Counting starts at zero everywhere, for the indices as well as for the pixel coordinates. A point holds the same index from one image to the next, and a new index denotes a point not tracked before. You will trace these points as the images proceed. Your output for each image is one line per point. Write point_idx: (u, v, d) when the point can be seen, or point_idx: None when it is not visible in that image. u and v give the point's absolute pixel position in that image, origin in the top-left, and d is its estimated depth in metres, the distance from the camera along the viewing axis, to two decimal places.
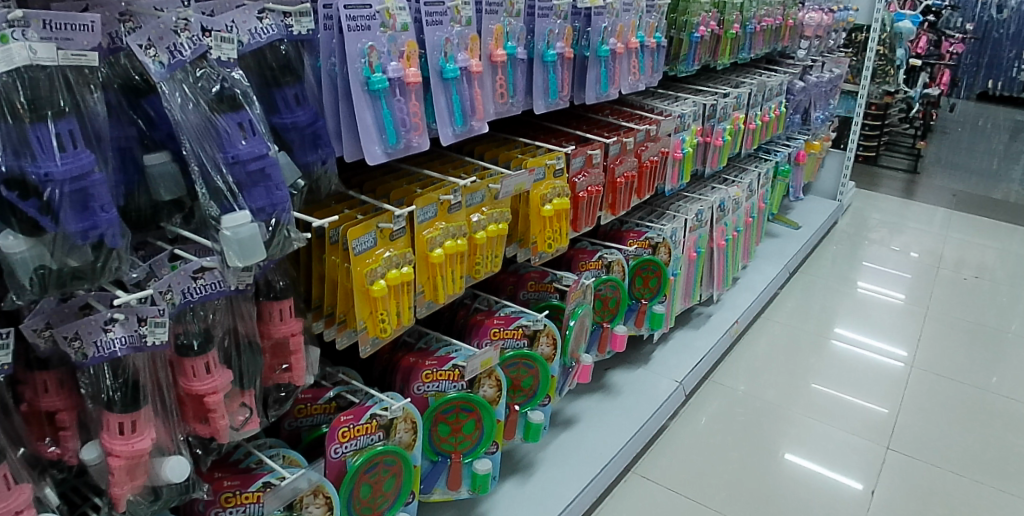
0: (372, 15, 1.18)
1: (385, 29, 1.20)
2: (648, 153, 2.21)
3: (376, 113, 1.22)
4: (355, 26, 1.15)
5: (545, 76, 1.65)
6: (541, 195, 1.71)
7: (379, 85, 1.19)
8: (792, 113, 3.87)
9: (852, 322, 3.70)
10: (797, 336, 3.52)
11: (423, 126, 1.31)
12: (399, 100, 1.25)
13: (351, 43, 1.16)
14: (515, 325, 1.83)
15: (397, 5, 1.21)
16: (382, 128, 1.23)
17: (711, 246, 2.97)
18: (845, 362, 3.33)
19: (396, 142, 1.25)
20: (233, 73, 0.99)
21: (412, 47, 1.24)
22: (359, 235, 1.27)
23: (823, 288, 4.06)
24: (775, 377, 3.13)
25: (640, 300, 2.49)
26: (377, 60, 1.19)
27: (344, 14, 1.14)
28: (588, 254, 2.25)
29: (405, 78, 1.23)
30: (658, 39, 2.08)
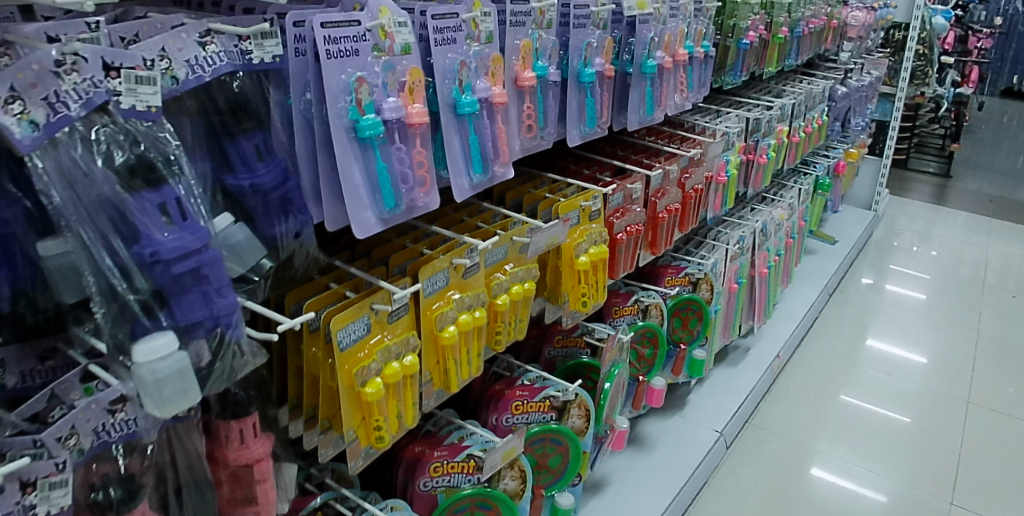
0: (361, 37, 0.87)
1: (379, 54, 0.90)
2: (692, 180, 1.89)
3: (370, 167, 0.91)
4: (338, 50, 0.85)
5: (580, 99, 1.34)
6: (575, 244, 1.40)
7: (372, 133, 0.88)
8: (835, 121, 3.50)
9: (907, 344, 3.30)
10: (846, 360, 3.13)
11: (430, 178, 0.99)
12: (398, 147, 0.93)
13: (331, 74, 0.85)
14: (542, 397, 1.53)
15: (397, 20, 0.91)
16: (376, 188, 0.92)
17: (753, 275, 2.62)
18: (901, 391, 2.94)
19: (396, 204, 0.94)
20: (158, 128, 0.69)
21: (418, 75, 0.93)
22: (349, 323, 0.97)
23: (873, 304, 3.67)
24: (822, 413, 2.76)
25: (678, 345, 2.18)
26: (369, 98, 0.88)
27: (323, 35, 0.83)
28: (623, 297, 1.93)
29: (408, 118, 0.92)
30: (708, 48, 1.75)
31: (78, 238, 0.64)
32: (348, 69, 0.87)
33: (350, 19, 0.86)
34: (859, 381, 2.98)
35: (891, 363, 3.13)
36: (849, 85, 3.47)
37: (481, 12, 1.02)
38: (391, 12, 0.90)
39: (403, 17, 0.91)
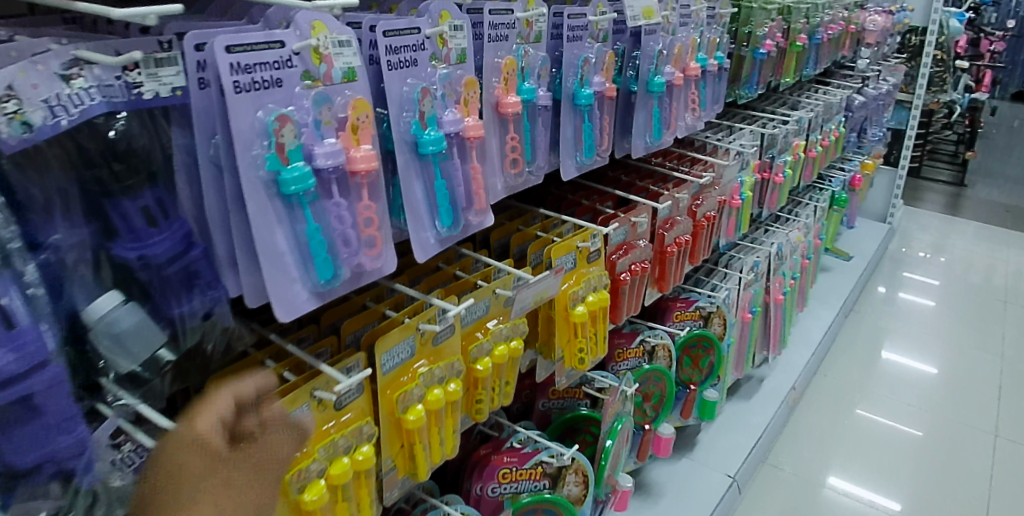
0: (286, 61, 0.66)
1: (311, 82, 0.68)
2: (704, 207, 1.67)
3: (299, 228, 0.69)
4: (252, 79, 0.63)
5: (575, 125, 1.14)
6: (570, 292, 1.19)
7: (301, 187, 0.66)
8: (852, 132, 3.25)
9: (925, 359, 3.03)
10: (863, 381, 2.85)
11: (383, 236, 0.78)
12: (338, 200, 0.71)
13: (243, 111, 0.63)
14: (533, 463, 1.33)
15: (336, 38, 0.69)
16: (309, 255, 0.70)
17: (767, 302, 2.34)
18: (928, 414, 2.68)
19: (334, 275, 0.73)
20: None
21: (366, 108, 0.72)
22: (282, 416, 0.77)
23: (890, 313, 3.39)
24: (844, 445, 2.48)
25: (688, 386, 1.96)
26: (298, 140, 0.67)
27: (230, 60, 0.61)
28: (627, 337, 1.71)
29: (351, 165, 0.71)
30: (722, 60, 1.56)
31: None
32: (268, 105, 0.65)
33: (269, 39, 0.64)
34: (880, 406, 2.70)
35: (915, 381, 2.87)
36: (868, 94, 3.19)
37: (451, 25, 0.81)
38: (329, 27, 0.68)
39: (345, 35, 0.70)
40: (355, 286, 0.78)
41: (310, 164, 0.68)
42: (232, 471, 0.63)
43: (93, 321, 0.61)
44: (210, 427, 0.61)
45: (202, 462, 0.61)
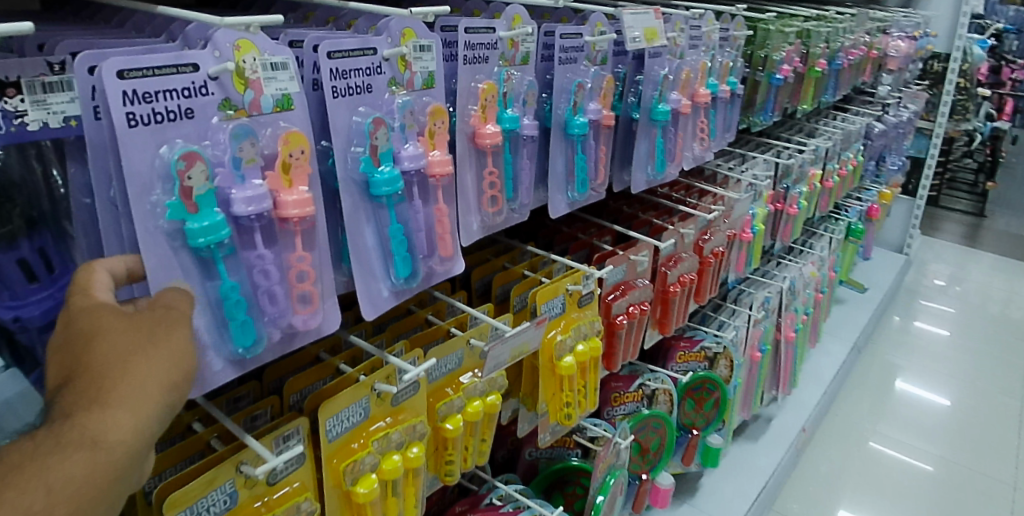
0: (200, 88, 0.55)
1: (232, 113, 0.57)
2: (712, 243, 1.53)
3: (212, 285, 0.58)
4: (152, 110, 0.53)
5: (567, 156, 1.02)
6: (556, 340, 1.07)
7: (211, 240, 0.55)
8: (871, 160, 3.11)
9: (939, 387, 2.83)
10: (874, 411, 2.65)
11: (322, 289, 0.67)
12: (263, 252, 0.60)
13: (141, 147, 0.53)
14: None
15: (267, 60, 0.58)
16: (225, 317, 0.59)
17: (778, 340, 2.16)
18: (944, 450, 2.48)
19: (256, 340, 0.61)
20: None
21: (300, 141, 0.61)
22: (197, 497, 0.65)
23: (904, 338, 3.18)
24: (856, 485, 2.28)
25: (690, 431, 1.79)
26: (211, 184, 0.56)
27: (122, 87, 0.50)
28: (624, 381, 1.54)
29: (280, 210, 0.60)
30: (734, 86, 1.44)
31: None
32: (177, 140, 0.55)
33: (178, 61, 0.54)
34: (893, 440, 2.50)
35: (929, 412, 2.68)
36: (888, 122, 3.05)
37: (415, 45, 0.70)
38: (257, 46, 0.58)
39: (279, 56, 0.59)
40: (288, 345, 0.66)
41: (228, 211, 0.57)
42: (160, 325, 0.51)
43: None
44: (108, 295, 0.52)
45: (118, 321, 0.50)
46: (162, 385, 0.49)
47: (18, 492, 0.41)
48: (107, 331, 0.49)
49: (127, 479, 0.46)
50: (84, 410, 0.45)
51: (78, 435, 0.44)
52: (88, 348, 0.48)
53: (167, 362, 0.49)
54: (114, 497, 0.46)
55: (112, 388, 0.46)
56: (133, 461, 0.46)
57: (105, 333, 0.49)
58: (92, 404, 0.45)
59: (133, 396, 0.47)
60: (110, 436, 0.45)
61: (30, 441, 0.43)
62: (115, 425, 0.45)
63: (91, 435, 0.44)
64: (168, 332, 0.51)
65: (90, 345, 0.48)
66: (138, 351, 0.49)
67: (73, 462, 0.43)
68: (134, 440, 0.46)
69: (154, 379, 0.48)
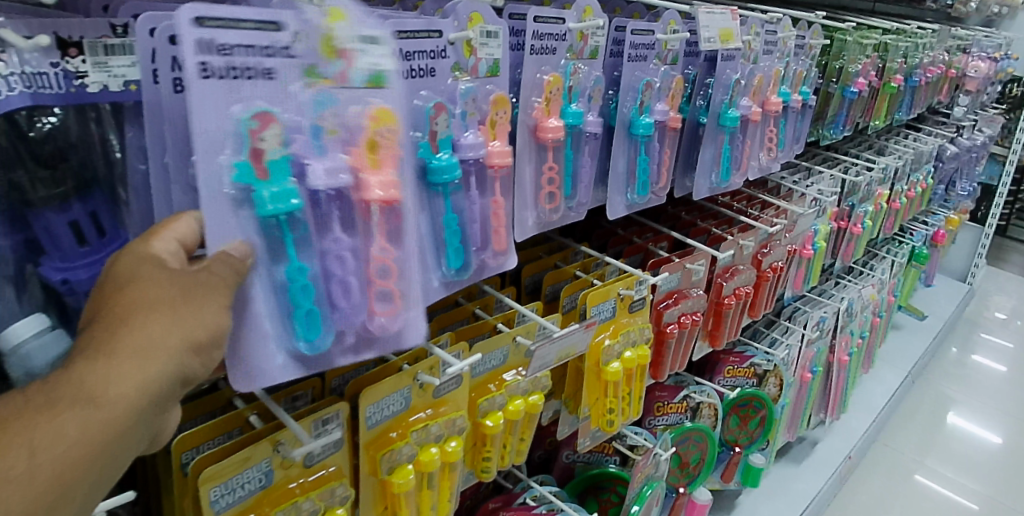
0: (282, 49, 0.54)
1: (316, 80, 0.57)
2: (771, 257, 1.47)
3: (278, 267, 0.57)
4: (229, 63, 0.52)
5: (631, 157, 0.99)
6: (603, 344, 1.03)
7: (280, 207, 0.54)
8: (940, 184, 2.97)
9: (993, 424, 2.67)
10: (923, 444, 2.53)
11: (406, 288, 0.65)
12: (334, 231, 0.60)
13: (211, 100, 0.52)
14: None
15: (363, 31, 0.58)
16: (282, 296, 0.58)
17: (830, 363, 2.06)
18: (992, 490, 2.34)
19: (322, 334, 0.60)
20: None
21: (389, 119, 0.60)
22: (232, 474, 0.65)
23: (964, 371, 3.01)
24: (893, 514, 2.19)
25: (732, 447, 1.70)
26: (286, 149, 0.55)
27: (173, 52, 0.51)
28: (669, 391, 1.49)
29: (362, 190, 0.59)
30: (807, 96, 1.38)
31: None
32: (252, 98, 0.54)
33: (264, 19, 0.53)
34: (937, 473, 2.39)
35: (980, 449, 2.54)
36: (962, 144, 2.90)
37: (482, 31, 0.69)
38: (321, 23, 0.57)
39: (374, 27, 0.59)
40: (360, 354, 0.64)
41: (303, 182, 0.57)
42: (196, 279, 0.50)
43: (6, 351, 0.53)
44: (166, 246, 0.51)
45: (158, 272, 0.49)
46: (179, 344, 0.47)
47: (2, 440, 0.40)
48: (139, 280, 0.48)
49: (124, 440, 0.45)
50: (88, 362, 0.44)
51: (74, 389, 0.43)
52: (115, 295, 0.47)
53: (185, 326, 0.47)
54: (114, 454, 0.45)
55: (123, 342, 0.45)
56: (131, 421, 0.45)
57: (136, 283, 0.48)
58: (97, 360, 0.44)
59: (140, 356, 0.45)
60: (106, 397, 0.43)
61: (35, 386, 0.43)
62: (116, 382, 0.44)
63: (89, 390, 0.43)
64: (203, 293, 0.49)
65: (120, 291, 0.47)
66: (164, 306, 0.47)
67: (63, 419, 0.42)
68: (135, 402, 0.45)
69: (167, 343, 0.46)
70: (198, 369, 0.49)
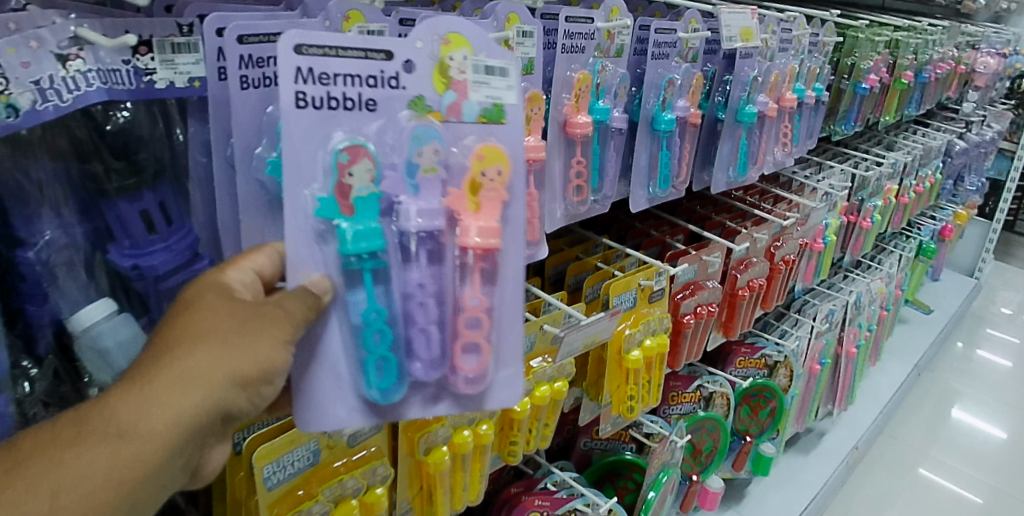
0: (387, 79, 0.58)
1: (422, 112, 0.59)
2: (783, 250, 1.50)
3: (356, 308, 0.59)
4: (327, 93, 0.56)
5: (652, 152, 1.02)
6: (624, 333, 1.07)
7: (364, 247, 0.57)
8: (948, 180, 2.99)
9: (998, 419, 2.69)
10: (928, 438, 2.56)
11: (497, 340, 0.66)
12: (421, 273, 0.62)
13: (307, 129, 0.56)
14: (565, 511, 1.17)
15: (484, 61, 0.61)
16: (359, 340, 0.60)
17: (838, 354, 2.09)
18: (995, 484, 2.37)
19: (394, 385, 0.62)
20: None
21: (493, 160, 0.62)
22: (283, 453, 0.69)
23: (970, 366, 3.03)
24: (896, 505, 2.23)
25: (744, 437, 1.74)
26: (376, 186, 0.58)
27: (240, 51, 0.54)
28: (683, 381, 1.53)
29: (464, 237, 0.60)
30: (821, 93, 1.41)
31: None
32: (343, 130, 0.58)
33: (375, 51, 0.57)
34: (940, 466, 2.42)
35: (984, 443, 2.56)
36: (970, 140, 2.92)
37: (518, 30, 0.72)
38: (365, 17, 0.62)
39: (497, 59, 0.62)
40: (430, 407, 0.66)
41: (388, 218, 0.60)
42: (247, 314, 0.54)
43: (78, 332, 0.56)
44: (239, 275, 0.56)
45: (217, 302, 0.53)
46: (208, 383, 0.51)
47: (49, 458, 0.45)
48: (193, 314, 0.52)
49: (164, 469, 0.50)
50: (122, 398, 0.49)
51: (102, 424, 0.47)
52: (168, 328, 0.52)
53: (219, 364, 0.51)
54: (144, 485, 0.49)
55: (157, 379, 0.49)
56: (160, 455, 0.49)
57: (190, 316, 0.52)
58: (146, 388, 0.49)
59: (168, 395, 0.49)
60: (146, 426, 0.48)
61: (84, 404, 0.49)
62: (143, 419, 0.48)
63: (116, 426, 0.48)
64: (253, 329, 0.53)
65: (171, 325, 0.52)
66: (204, 343, 0.51)
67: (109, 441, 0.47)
68: (160, 438, 0.49)
69: (205, 378, 0.51)
70: (247, 401, 0.54)
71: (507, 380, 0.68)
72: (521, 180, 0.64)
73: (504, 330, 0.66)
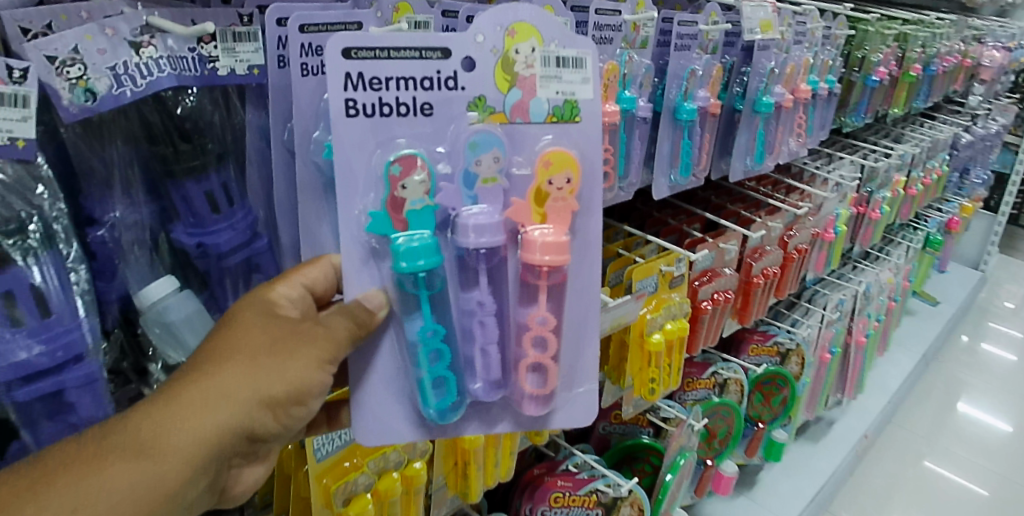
0: (444, 80, 0.61)
1: (478, 115, 0.62)
2: (796, 239, 1.53)
3: (412, 326, 0.61)
4: (378, 99, 0.59)
5: (674, 141, 1.05)
6: (647, 317, 1.10)
7: (419, 264, 0.57)
8: (953, 172, 3.02)
9: (1003, 410, 2.72)
10: (934, 428, 2.58)
11: (563, 353, 0.69)
12: (482, 291, 0.62)
13: (358, 136, 0.59)
14: (587, 491, 1.20)
15: (556, 52, 0.64)
16: (416, 360, 0.62)
17: (847, 344, 2.12)
18: (1000, 473, 2.40)
19: (452, 405, 0.63)
20: (36, 189, 0.54)
21: (562, 166, 0.63)
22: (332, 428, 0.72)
23: (976, 358, 3.05)
24: (902, 493, 2.26)
25: (756, 423, 1.77)
26: (430, 199, 0.60)
27: (301, 40, 0.57)
28: (698, 367, 1.56)
29: (528, 253, 0.61)
30: (832, 85, 1.44)
31: None
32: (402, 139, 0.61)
33: (435, 51, 0.60)
34: (946, 456, 2.45)
35: (990, 434, 2.58)
36: (976, 133, 2.94)
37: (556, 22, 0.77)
38: (413, 8, 0.66)
39: (573, 50, 0.64)
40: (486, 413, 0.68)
41: (447, 225, 0.62)
42: (280, 336, 0.58)
43: (145, 307, 0.59)
44: (286, 290, 0.61)
45: (258, 321, 0.58)
46: (229, 404, 0.54)
47: (79, 473, 0.48)
48: (231, 332, 0.57)
49: (185, 485, 0.53)
50: (149, 415, 0.52)
51: (126, 440, 0.51)
52: (204, 345, 0.56)
53: (244, 386, 0.55)
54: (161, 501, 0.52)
55: (182, 398, 0.53)
56: (179, 472, 0.53)
57: (228, 333, 0.57)
58: (176, 406, 0.53)
59: (192, 413, 0.53)
60: (174, 443, 0.52)
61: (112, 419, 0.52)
62: (168, 435, 0.52)
63: (140, 442, 0.51)
64: (285, 350, 0.58)
65: (206, 344, 0.56)
66: (234, 363, 0.56)
67: (136, 458, 0.51)
68: (181, 454, 0.52)
69: (231, 397, 0.55)
70: (272, 421, 0.58)
71: (583, 397, 0.70)
72: (591, 184, 0.66)
73: (584, 340, 0.69)
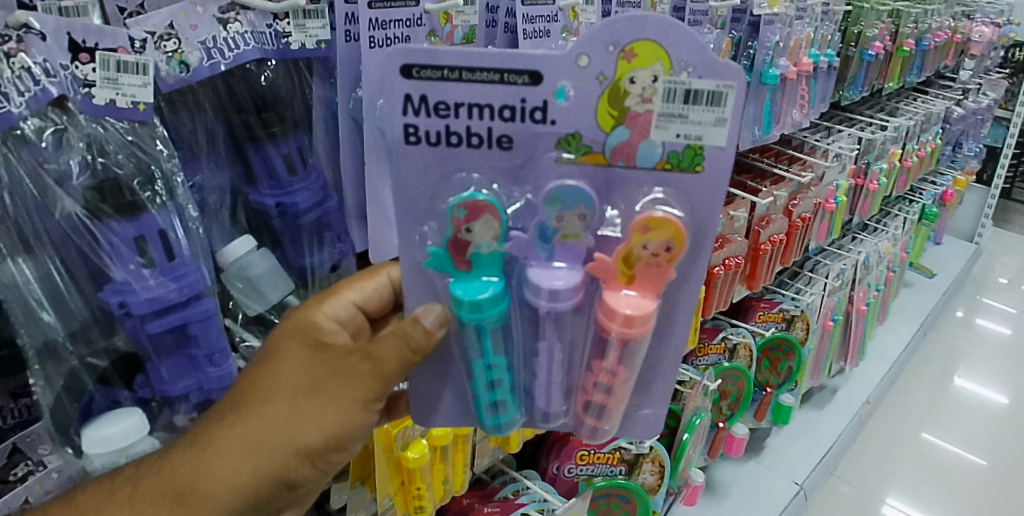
0: (527, 114, 0.58)
1: (566, 152, 0.59)
2: (800, 208, 1.60)
3: (473, 356, 0.63)
4: (445, 125, 0.58)
5: None
6: None
7: (471, 315, 0.59)
8: (947, 146, 3.09)
9: (1002, 382, 2.77)
10: (933, 398, 2.65)
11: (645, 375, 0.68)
12: (551, 341, 0.63)
13: (431, 162, 0.60)
14: (612, 448, 1.27)
15: (688, 84, 0.56)
16: (473, 379, 0.64)
17: (850, 312, 2.18)
18: (999, 442, 2.45)
19: (506, 424, 0.65)
20: (158, 146, 0.64)
21: (661, 232, 0.59)
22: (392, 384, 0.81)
23: (975, 331, 3.12)
24: (901, 459, 2.33)
25: (764, 388, 1.86)
26: (498, 244, 0.60)
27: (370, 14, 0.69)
28: (709, 333, 1.63)
29: (606, 313, 0.59)
30: (833, 58, 1.50)
31: (73, 250, 0.59)
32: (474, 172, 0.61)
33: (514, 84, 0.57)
34: (946, 424, 2.51)
35: (989, 405, 2.65)
36: (968, 107, 3.01)
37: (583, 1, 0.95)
38: None
39: (710, 83, 0.56)
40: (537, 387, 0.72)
41: (525, 262, 0.61)
42: (318, 379, 0.62)
43: (228, 263, 0.67)
44: (333, 309, 0.67)
45: (299, 361, 0.62)
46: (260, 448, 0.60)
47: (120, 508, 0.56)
48: (270, 373, 0.62)
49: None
50: (188, 457, 0.59)
51: (165, 479, 0.58)
52: (245, 386, 0.62)
53: (276, 432, 0.60)
54: None
55: (216, 442, 0.59)
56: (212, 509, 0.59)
57: (268, 374, 0.62)
58: (212, 452, 0.59)
59: (223, 457, 0.59)
60: (208, 489, 0.58)
61: (161, 455, 0.59)
62: (202, 477, 0.58)
63: (177, 483, 0.58)
64: (323, 396, 0.62)
65: (247, 387, 0.61)
66: (269, 408, 0.61)
67: (171, 499, 0.57)
68: (215, 495, 0.59)
69: (263, 443, 0.60)
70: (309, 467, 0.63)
71: (648, 420, 0.70)
72: (698, 241, 0.61)
73: (660, 374, 0.68)
